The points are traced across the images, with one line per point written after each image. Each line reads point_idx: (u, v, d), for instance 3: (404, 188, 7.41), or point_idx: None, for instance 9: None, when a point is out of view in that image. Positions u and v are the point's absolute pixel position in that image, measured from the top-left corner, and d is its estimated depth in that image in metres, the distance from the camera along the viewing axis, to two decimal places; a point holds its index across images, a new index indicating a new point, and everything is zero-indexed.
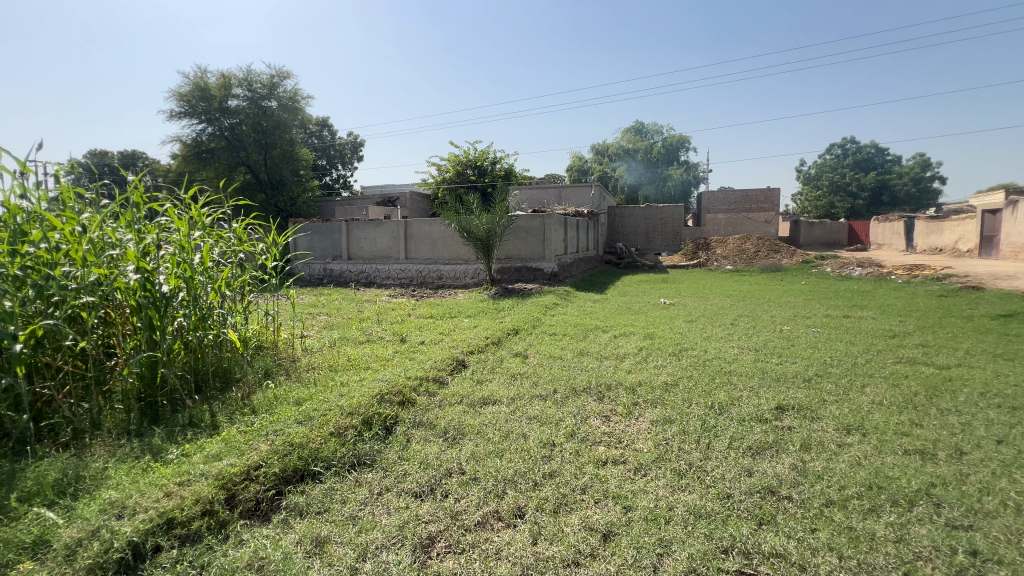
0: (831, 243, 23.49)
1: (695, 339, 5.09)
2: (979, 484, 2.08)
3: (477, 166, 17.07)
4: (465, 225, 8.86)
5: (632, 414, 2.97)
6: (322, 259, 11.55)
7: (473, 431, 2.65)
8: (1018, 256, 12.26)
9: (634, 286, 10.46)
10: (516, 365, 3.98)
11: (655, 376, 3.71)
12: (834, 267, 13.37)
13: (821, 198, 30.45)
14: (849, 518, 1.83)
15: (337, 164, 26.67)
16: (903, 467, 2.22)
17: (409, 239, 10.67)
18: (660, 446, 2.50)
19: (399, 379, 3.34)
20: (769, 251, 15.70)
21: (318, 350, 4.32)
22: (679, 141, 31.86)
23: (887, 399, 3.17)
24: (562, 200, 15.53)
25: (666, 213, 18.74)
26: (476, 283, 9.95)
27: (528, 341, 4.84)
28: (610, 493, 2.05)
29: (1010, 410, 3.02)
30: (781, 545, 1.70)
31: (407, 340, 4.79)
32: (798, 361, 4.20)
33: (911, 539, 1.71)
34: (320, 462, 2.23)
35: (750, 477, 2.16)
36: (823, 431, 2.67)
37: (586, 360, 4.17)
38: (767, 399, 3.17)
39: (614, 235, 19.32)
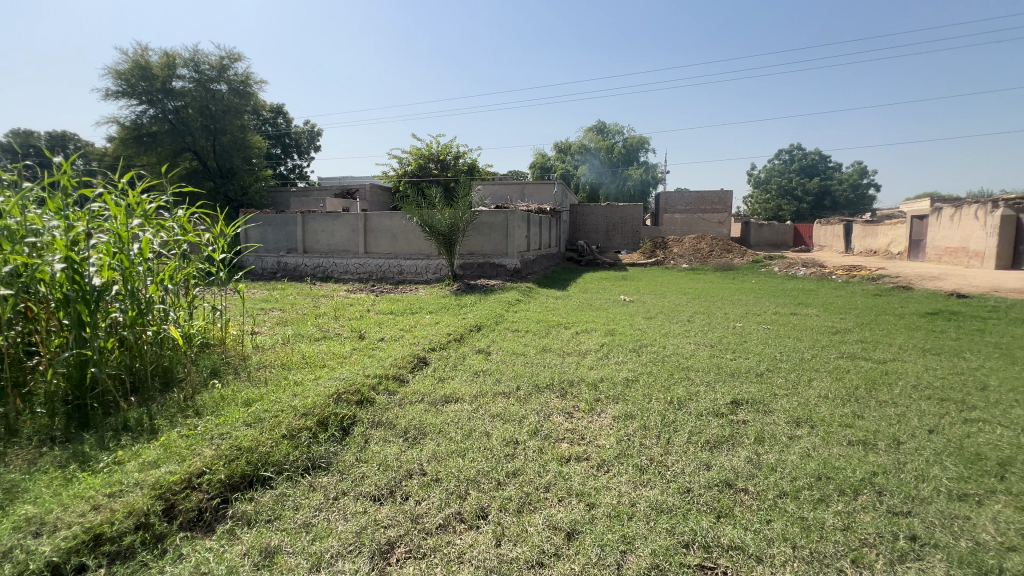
0: (778, 244, 24.87)
1: (654, 335, 5.20)
2: (915, 472, 2.22)
3: (440, 159, 16.92)
4: (428, 220, 8.69)
5: (594, 410, 2.99)
6: (275, 252, 11.04)
7: (435, 430, 2.58)
8: (941, 258, 13.35)
9: (595, 283, 10.63)
10: (479, 362, 3.92)
11: (617, 372, 3.74)
12: (781, 267, 14.09)
13: (770, 201, 32.04)
14: (801, 509, 1.90)
15: (293, 154, 25.54)
16: (850, 458, 2.34)
17: (368, 233, 10.39)
18: (622, 442, 2.52)
19: (357, 377, 3.21)
20: (723, 251, 16.34)
21: (271, 348, 4.11)
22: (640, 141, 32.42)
23: (832, 393, 3.35)
24: (525, 196, 15.52)
25: (625, 212, 19.16)
26: (437, 279, 9.78)
27: (491, 339, 4.77)
28: (574, 491, 2.05)
29: (939, 402, 3.25)
30: (739, 538, 1.73)
31: (367, 337, 4.65)
32: (751, 356, 4.37)
33: (858, 527, 1.79)
34: (271, 466, 2.10)
35: (708, 470, 2.22)
36: (776, 424, 2.77)
37: (550, 356, 4.17)
38: (723, 393, 3.28)
39: (576, 232, 19.57)
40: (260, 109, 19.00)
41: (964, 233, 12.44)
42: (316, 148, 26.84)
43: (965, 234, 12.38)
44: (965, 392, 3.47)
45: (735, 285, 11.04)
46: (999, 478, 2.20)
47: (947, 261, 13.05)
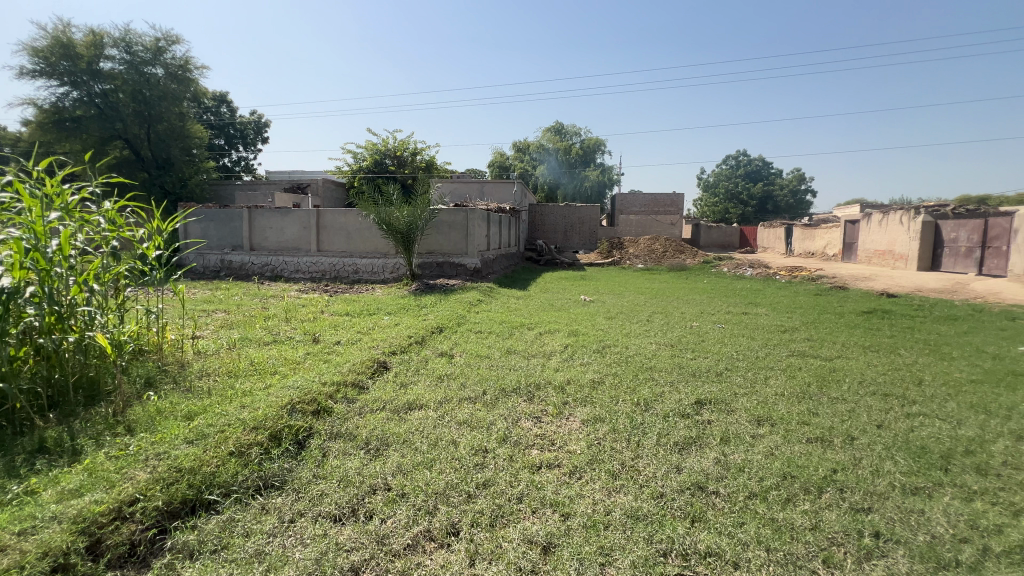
0: (725, 245, 26.04)
1: (616, 335, 5.26)
2: (871, 468, 2.31)
3: (396, 155, 16.50)
4: (386, 216, 8.43)
5: (563, 414, 2.94)
6: (218, 250, 10.36)
7: (399, 440, 2.45)
8: (870, 260, 14.39)
9: (555, 283, 10.67)
10: (443, 365, 3.78)
11: (583, 374, 3.72)
12: (730, 267, 14.74)
13: (718, 204, 33.49)
14: (771, 510, 1.92)
15: (237, 145, 24.07)
16: (810, 456, 2.40)
17: (321, 230, 9.94)
18: (592, 446, 2.48)
19: (313, 385, 3.00)
20: (675, 251, 16.90)
21: (215, 353, 3.80)
22: (597, 142, 32.80)
23: (787, 391, 3.48)
24: (484, 195, 15.38)
25: (583, 213, 19.42)
26: (395, 278, 9.49)
27: (454, 340, 4.64)
28: (547, 501, 1.98)
29: (883, 397, 3.44)
30: (715, 544, 1.72)
31: (322, 340, 4.40)
32: (710, 355, 4.49)
33: (824, 526, 1.83)
34: (217, 488, 1.90)
35: (679, 474, 2.21)
36: (739, 423, 2.83)
37: (514, 358, 4.10)
38: (687, 394, 3.32)
39: (534, 232, 19.65)
40: (201, 96, 17.80)
41: (890, 238, 13.45)
42: (263, 140, 25.46)
43: (891, 239, 13.38)
44: (903, 387, 3.71)
45: (688, 285, 11.43)
46: (943, 471, 2.32)
47: (876, 262, 14.08)
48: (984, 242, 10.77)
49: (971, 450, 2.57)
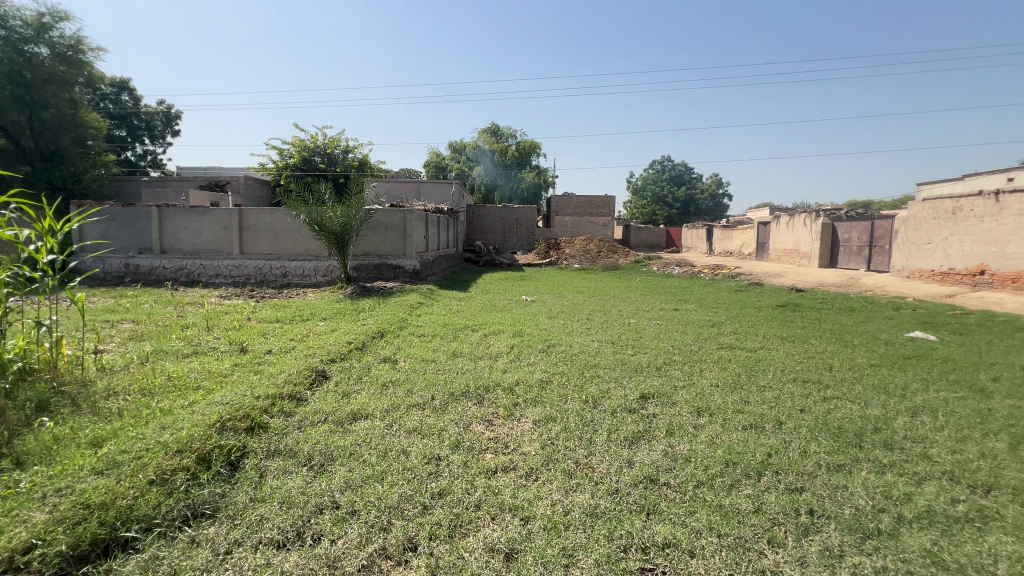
0: (654, 245, 27.43)
1: (560, 335, 5.33)
2: (799, 450, 2.50)
3: (326, 153, 15.74)
4: (318, 216, 7.99)
5: (514, 415, 2.92)
6: (122, 253, 9.28)
7: (345, 453, 2.31)
8: (780, 258, 15.78)
9: (496, 284, 10.66)
10: (387, 371, 3.63)
11: (531, 374, 3.73)
12: (659, 266, 15.53)
13: (646, 206, 35.23)
14: (718, 497, 2.02)
15: (143, 137, 21.83)
16: (747, 442, 2.57)
17: (244, 231, 9.24)
18: (546, 447, 2.48)
19: (244, 400, 2.75)
20: (609, 252, 17.56)
21: (123, 369, 3.38)
22: (532, 145, 33.15)
23: (720, 382, 3.70)
24: (421, 195, 15.07)
25: (520, 214, 19.62)
26: (328, 281, 9.02)
27: (396, 345, 4.48)
28: (506, 505, 1.95)
29: (802, 384, 3.77)
30: (671, 535, 1.78)
31: (250, 349, 4.06)
32: (648, 351, 4.68)
33: (766, 507, 1.96)
34: (136, 523, 1.68)
35: (631, 468, 2.27)
36: (681, 415, 2.97)
37: (460, 361, 4.02)
38: (632, 389, 3.43)
39: (472, 233, 19.57)
40: (97, 81, 15.94)
41: (796, 238, 14.82)
42: (173, 132, 23.25)
43: (797, 239, 14.75)
44: (817, 373, 4.08)
45: (623, 284, 11.91)
46: (858, 447, 2.57)
47: (785, 260, 15.46)
48: (871, 242, 12.16)
49: (878, 428, 2.87)
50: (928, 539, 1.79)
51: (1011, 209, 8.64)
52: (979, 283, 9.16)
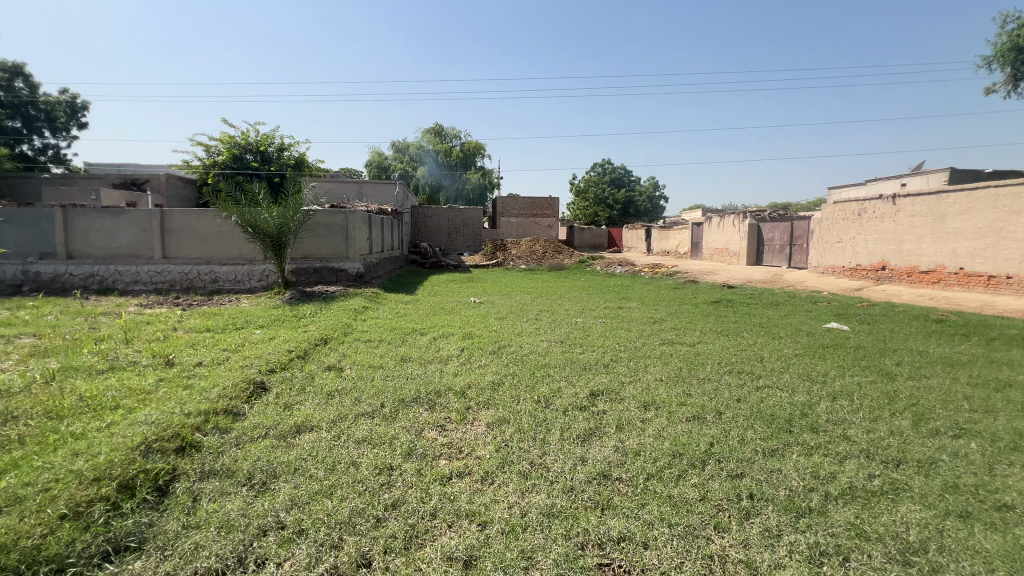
0: (597, 246, 28.24)
1: (509, 336, 5.34)
2: (738, 438, 2.66)
3: (259, 150, 14.87)
4: (252, 217, 7.53)
5: (467, 419, 2.89)
6: (19, 259, 8.25)
7: (290, 469, 2.18)
8: (713, 257, 16.75)
9: (443, 286, 10.52)
10: (332, 380, 3.47)
11: (482, 376, 3.70)
12: (602, 266, 16.01)
13: (589, 209, 36.25)
14: (667, 488, 2.11)
15: (42, 130, 19.55)
16: (691, 433, 2.70)
17: (167, 234, 8.52)
18: (501, 449, 2.47)
19: (173, 418, 2.53)
20: (554, 252, 17.87)
21: (23, 391, 3.00)
22: (477, 147, 33.07)
23: (664, 376, 3.87)
24: (363, 196, 14.59)
25: (466, 215, 19.51)
26: (263, 287, 8.52)
27: (341, 352, 4.30)
28: (463, 511, 1.92)
29: (737, 375, 4.02)
30: (625, 528, 1.83)
31: (177, 363, 3.74)
32: (596, 349, 4.80)
33: (711, 495, 2.06)
34: (46, 564, 1.50)
35: (585, 465, 2.32)
36: (630, 410, 3.07)
37: (410, 366, 3.92)
38: (582, 387, 3.50)
39: (417, 235, 19.22)
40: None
41: (726, 238, 15.80)
42: (79, 125, 21.02)
43: (727, 238, 15.72)
44: (750, 364, 4.37)
45: (569, 283, 12.14)
46: (788, 432, 2.78)
47: (717, 259, 16.43)
48: (792, 241, 13.20)
49: (805, 413, 3.11)
50: (851, 513, 1.96)
51: (906, 210, 9.69)
52: (882, 278, 10.20)
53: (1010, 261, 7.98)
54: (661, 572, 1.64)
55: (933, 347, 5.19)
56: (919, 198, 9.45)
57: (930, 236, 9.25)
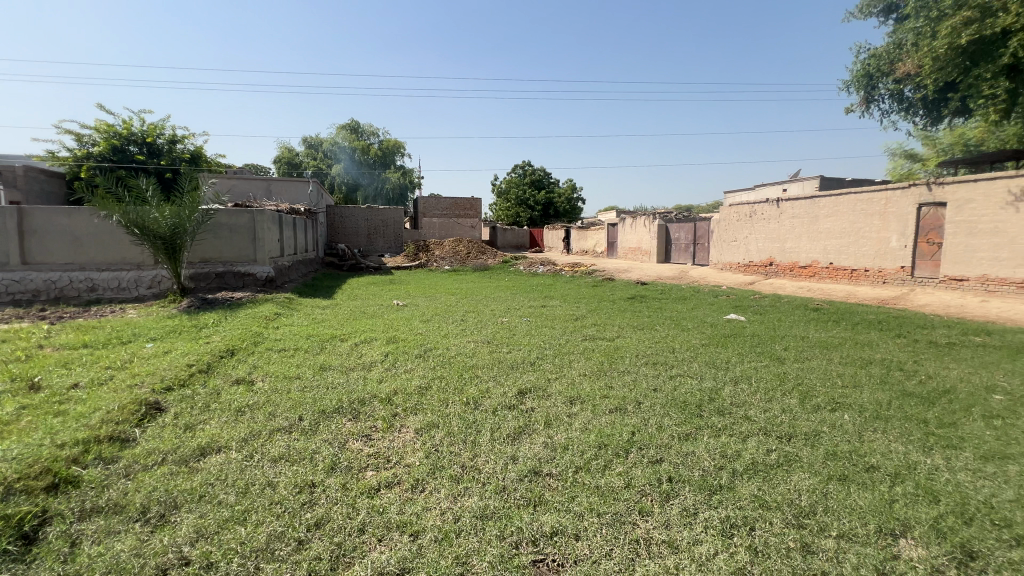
0: (519, 246, 28.74)
1: (435, 338, 5.25)
2: (657, 425, 2.84)
3: (145, 142, 13.26)
4: (139, 217, 6.69)
5: (394, 426, 2.79)
6: None
7: (195, 497, 1.96)
8: (627, 255, 17.75)
9: (364, 289, 10.09)
10: (242, 395, 3.18)
11: (409, 381, 3.60)
12: (525, 266, 16.31)
13: (511, 210, 36.92)
14: (594, 478, 2.20)
15: None
16: (614, 424, 2.83)
17: (28, 235, 7.30)
18: (431, 455, 2.41)
19: (42, 452, 2.17)
20: (478, 253, 17.90)
21: None
22: (396, 145, 32.06)
23: (587, 370, 4.03)
24: (271, 194, 13.57)
25: (386, 215, 18.90)
26: (155, 295, 7.62)
27: (251, 363, 3.96)
28: (393, 523, 1.85)
29: (653, 366, 4.29)
30: (557, 523, 1.87)
31: (46, 386, 3.21)
32: (522, 348, 4.87)
33: (635, 482, 2.17)
34: None
35: (516, 463, 2.34)
36: (556, 406, 3.15)
37: (330, 375, 3.71)
38: (510, 386, 3.53)
39: (334, 236, 18.27)
40: None
41: (639, 238, 16.81)
42: None
43: (640, 238, 16.74)
44: (664, 355, 4.69)
45: (494, 284, 12.21)
46: (700, 417, 3.01)
47: (631, 258, 17.43)
48: (695, 240, 14.36)
49: (713, 398, 3.40)
50: (755, 486, 2.17)
51: (788, 213, 10.95)
52: (770, 272, 11.44)
53: (868, 257, 9.32)
54: (593, 560, 1.70)
55: (812, 333, 5.92)
56: (798, 201, 10.72)
57: (806, 235, 10.53)
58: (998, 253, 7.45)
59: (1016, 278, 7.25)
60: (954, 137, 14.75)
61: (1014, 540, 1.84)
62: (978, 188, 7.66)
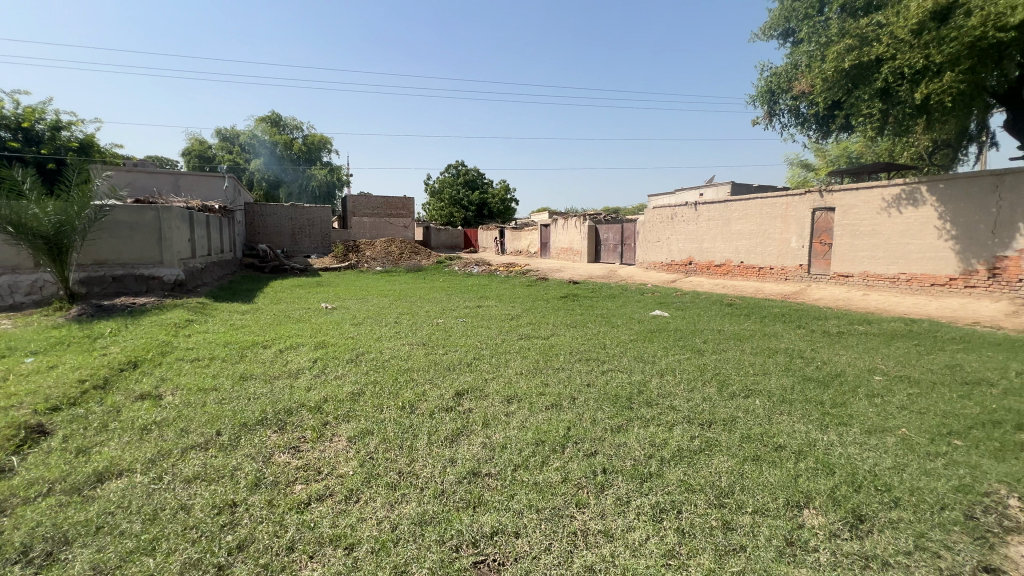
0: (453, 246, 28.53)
1: (368, 342, 5.06)
2: (591, 420, 2.93)
3: (21, 127, 11.57)
4: (14, 213, 5.82)
5: (324, 436, 2.65)
6: None
7: (92, 529, 1.74)
8: (560, 255, 18.21)
9: (288, 292, 9.50)
10: (147, 411, 2.87)
11: (340, 388, 3.44)
12: (460, 266, 16.21)
13: (444, 210, 36.53)
14: (532, 475, 2.23)
15: None
16: (551, 421, 2.89)
17: None
18: (365, 464, 2.32)
19: None
20: (411, 253, 17.52)
21: None
22: (321, 140, 30.56)
23: (523, 369, 4.09)
24: (179, 189, 12.39)
25: (312, 214, 17.95)
26: (36, 301, 6.67)
27: (158, 376, 3.59)
28: (326, 538, 1.76)
29: (586, 362, 4.42)
30: (497, 522, 1.88)
31: None
32: (458, 349, 4.84)
33: (572, 476, 2.23)
34: None
35: (454, 465, 2.31)
36: (493, 405, 3.16)
37: (252, 385, 3.45)
38: (447, 388, 3.49)
39: (253, 235, 17.04)
40: None
41: (570, 238, 17.30)
42: None
43: (571, 239, 17.23)
44: (596, 351, 4.86)
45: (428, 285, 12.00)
46: (630, 409, 3.16)
47: (563, 258, 17.90)
48: (623, 241, 15.03)
49: (641, 390, 3.58)
50: (681, 471, 2.32)
51: (705, 215, 11.79)
52: (689, 271, 12.25)
53: (772, 256, 10.27)
54: (533, 556, 1.72)
55: (727, 326, 6.43)
56: (713, 205, 11.58)
57: (721, 236, 11.40)
58: (876, 253, 8.53)
59: (890, 274, 8.33)
60: (840, 149, 16.64)
61: (893, 502, 2.12)
62: (859, 195, 8.71)
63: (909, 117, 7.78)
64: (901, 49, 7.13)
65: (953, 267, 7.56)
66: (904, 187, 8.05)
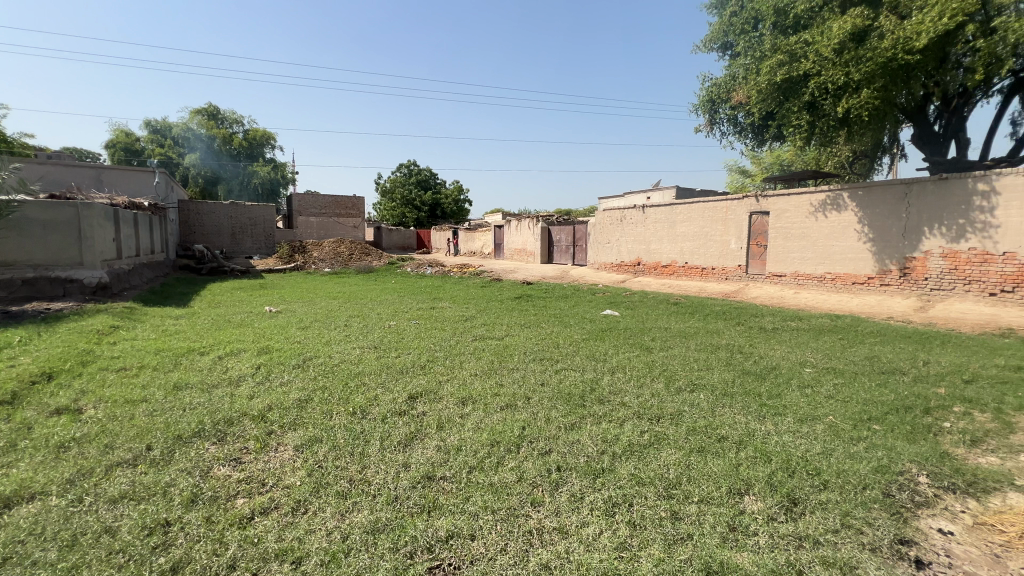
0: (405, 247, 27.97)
1: (316, 346, 4.86)
2: (546, 419, 2.96)
3: None
4: None
5: (269, 446, 2.52)
6: None
7: None
8: (513, 257, 18.29)
9: (227, 295, 8.95)
10: (64, 427, 2.61)
11: (286, 395, 3.28)
12: (412, 267, 15.92)
13: (396, 210, 35.76)
14: (488, 476, 2.23)
15: None
16: (505, 421, 2.90)
17: None
18: (313, 473, 2.23)
19: None
20: (361, 254, 17.02)
21: None
22: (264, 137, 29.17)
23: (478, 370, 4.07)
24: (101, 184, 11.39)
25: (253, 212, 17.05)
26: None
27: (78, 388, 3.28)
28: (271, 553, 1.67)
29: (541, 362, 4.46)
30: (452, 525, 1.86)
31: None
32: (412, 351, 4.75)
33: (527, 475, 2.24)
34: None
35: (408, 470, 2.27)
36: (448, 408, 3.13)
37: (187, 394, 3.23)
38: (400, 392, 3.41)
39: (187, 235, 15.94)
40: None
41: (524, 239, 17.43)
42: None
43: (524, 240, 17.36)
44: (550, 351, 4.92)
45: (379, 286, 11.70)
46: (583, 406, 3.22)
47: (517, 259, 17.99)
48: (575, 242, 15.32)
49: (594, 388, 3.66)
50: (632, 465, 2.39)
51: (652, 218, 12.24)
52: (638, 271, 12.67)
53: (714, 257, 10.81)
54: (489, 558, 1.72)
55: (673, 324, 6.70)
56: (659, 208, 12.04)
57: (667, 238, 11.86)
58: (806, 254, 9.17)
59: (818, 273, 9.00)
60: (774, 157, 17.78)
61: (822, 485, 2.29)
62: (790, 200, 9.34)
63: (833, 129, 8.43)
64: (825, 66, 7.69)
65: (871, 267, 8.26)
66: (829, 193, 8.72)
